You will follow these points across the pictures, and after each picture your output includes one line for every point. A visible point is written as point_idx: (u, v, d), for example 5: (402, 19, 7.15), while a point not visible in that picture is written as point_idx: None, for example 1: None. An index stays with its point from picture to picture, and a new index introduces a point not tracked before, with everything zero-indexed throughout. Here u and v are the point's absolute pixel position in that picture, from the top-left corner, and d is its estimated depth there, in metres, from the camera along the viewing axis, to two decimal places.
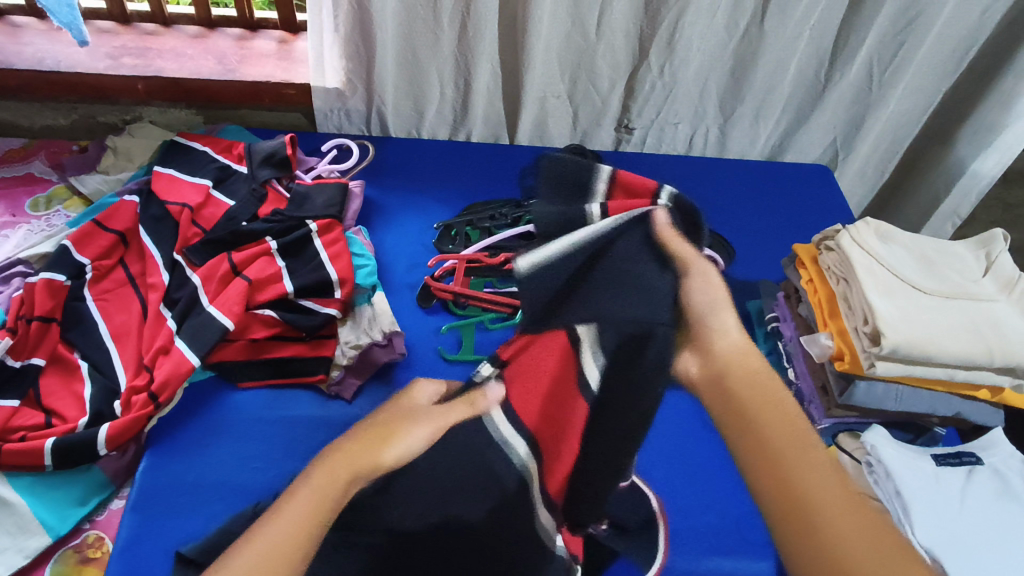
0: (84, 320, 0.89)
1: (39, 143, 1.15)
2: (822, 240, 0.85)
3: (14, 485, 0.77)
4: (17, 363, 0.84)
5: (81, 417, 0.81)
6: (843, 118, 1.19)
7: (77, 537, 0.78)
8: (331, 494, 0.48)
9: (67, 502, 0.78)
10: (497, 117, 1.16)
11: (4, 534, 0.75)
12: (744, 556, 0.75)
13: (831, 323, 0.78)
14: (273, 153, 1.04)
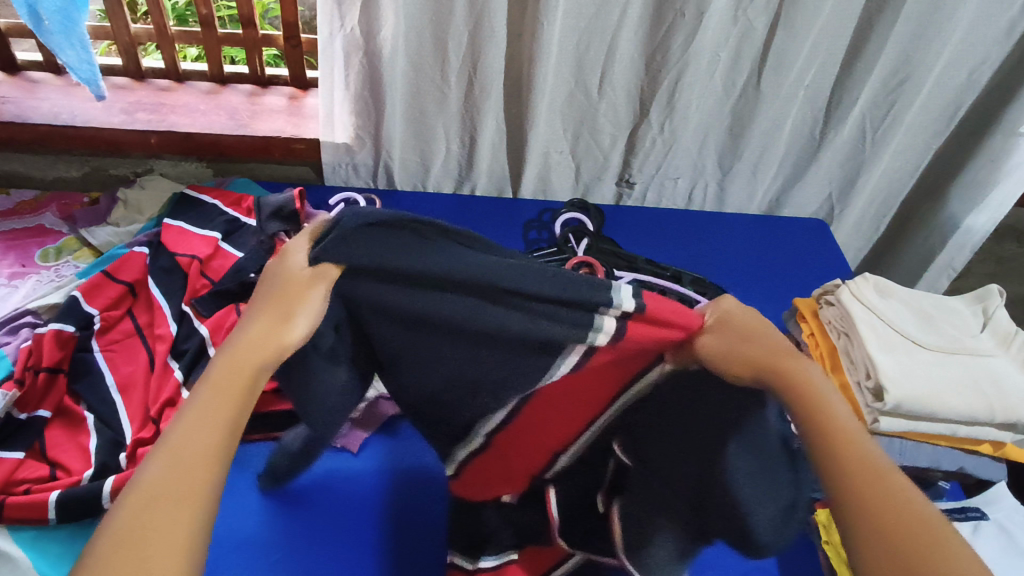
0: (90, 372, 0.89)
1: (50, 195, 1.17)
2: (822, 295, 0.86)
3: (18, 539, 0.77)
4: (23, 415, 0.84)
5: (86, 469, 0.81)
6: (838, 175, 1.23)
7: None
8: (220, 448, 0.44)
9: (70, 557, 0.76)
10: (501, 171, 1.19)
11: None
12: None
13: (833, 377, 0.79)
14: (283, 207, 1.05)
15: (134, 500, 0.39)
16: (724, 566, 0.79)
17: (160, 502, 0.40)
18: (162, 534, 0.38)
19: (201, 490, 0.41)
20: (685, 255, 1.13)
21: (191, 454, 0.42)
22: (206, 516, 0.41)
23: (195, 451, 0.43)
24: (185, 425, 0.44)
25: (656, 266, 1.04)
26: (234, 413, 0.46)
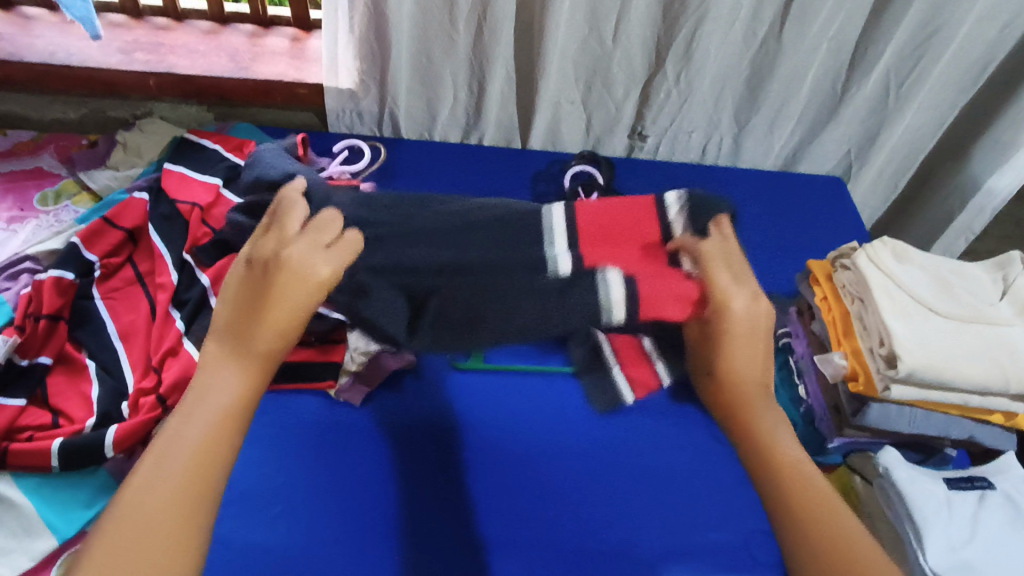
0: (91, 320, 0.89)
1: (48, 137, 1.14)
2: (838, 257, 0.84)
3: (22, 486, 0.77)
4: (24, 362, 0.83)
5: (88, 417, 0.81)
6: (858, 131, 1.19)
7: (83, 539, 0.76)
8: (195, 480, 0.50)
9: (74, 504, 0.77)
10: (510, 121, 1.16)
11: (10, 535, 0.74)
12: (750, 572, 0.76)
13: (845, 343, 0.77)
14: (285, 154, 1.02)
15: (111, 544, 0.47)
16: (726, 531, 0.79)
17: (138, 541, 0.47)
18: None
19: (175, 530, 0.48)
20: None
21: (168, 489, 0.49)
22: (180, 558, 0.48)
23: (168, 484, 0.49)
24: (156, 459, 0.50)
25: None
26: (227, 430, 0.53)
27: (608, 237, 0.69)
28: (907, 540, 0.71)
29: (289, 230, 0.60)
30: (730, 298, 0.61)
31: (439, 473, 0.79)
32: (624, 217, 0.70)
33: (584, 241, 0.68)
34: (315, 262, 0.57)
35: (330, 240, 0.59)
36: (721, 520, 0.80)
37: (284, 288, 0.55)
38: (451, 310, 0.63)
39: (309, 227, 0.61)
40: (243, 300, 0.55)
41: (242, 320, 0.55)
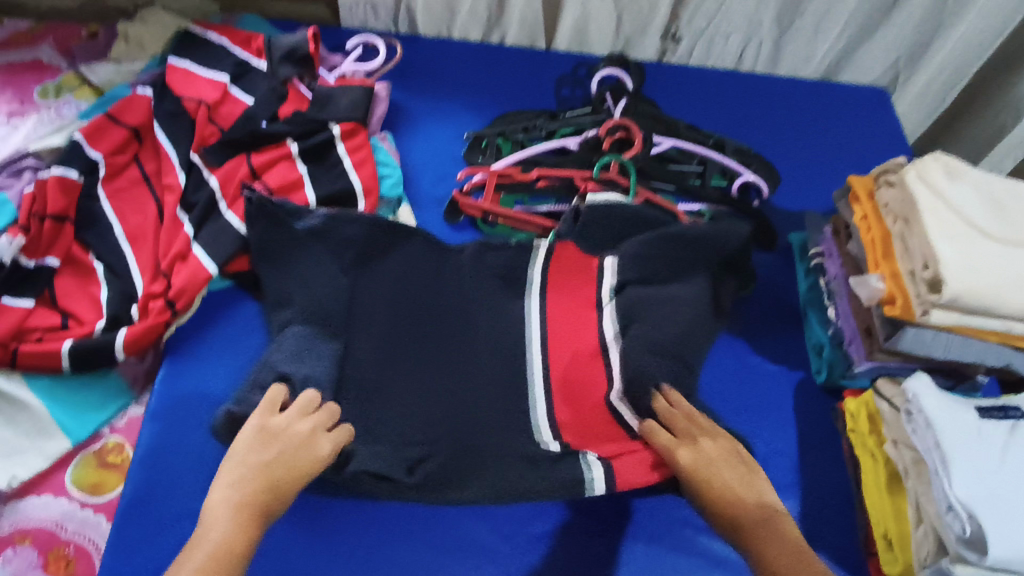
0: (99, 222, 0.85)
1: (47, 26, 1.07)
2: (882, 173, 0.78)
3: (33, 387, 0.76)
4: (31, 263, 0.80)
5: (98, 320, 0.79)
6: (911, 37, 1.10)
7: (97, 442, 0.77)
8: None
9: (86, 406, 0.77)
10: (535, 20, 1.08)
11: (22, 435, 0.74)
12: None
13: (883, 265, 0.73)
14: (295, 50, 0.96)
15: None
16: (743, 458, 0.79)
17: None
18: None
19: None
20: (730, 123, 1.04)
21: None
22: None
23: None
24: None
25: (698, 133, 0.96)
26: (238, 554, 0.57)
27: (568, 421, 0.77)
28: (931, 469, 0.68)
29: (288, 416, 0.68)
30: (692, 451, 0.69)
31: (454, 389, 0.77)
32: (574, 368, 0.79)
33: (553, 316, 0.81)
34: (310, 450, 0.66)
35: (322, 425, 0.69)
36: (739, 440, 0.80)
37: (283, 459, 0.64)
38: (441, 468, 0.72)
39: (306, 409, 0.69)
40: (249, 462, 0.63)
41: (242, 490, 0.61)
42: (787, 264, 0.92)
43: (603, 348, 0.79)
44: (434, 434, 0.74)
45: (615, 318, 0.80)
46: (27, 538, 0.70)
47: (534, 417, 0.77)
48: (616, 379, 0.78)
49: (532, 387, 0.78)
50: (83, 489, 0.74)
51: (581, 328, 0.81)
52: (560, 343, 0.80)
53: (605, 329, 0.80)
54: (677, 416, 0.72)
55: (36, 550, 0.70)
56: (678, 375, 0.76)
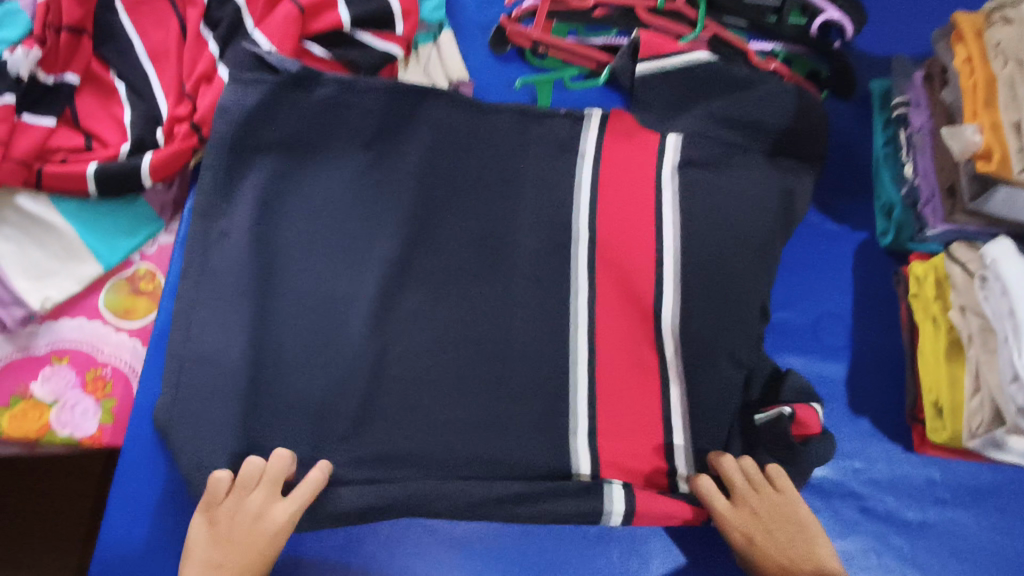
0: (116, 36, 0.78)
1: None
2: (996, 9, 0.68)
3: (61, 210, 0.73)
4: (49, 80, 0.75)
5: (123, 143, 0.75)
6: None
7: (128, 268, 0.74)
8: None
9: (116, 232, 0.74)
10: None
11: (54, 257, 0.72)
12: (817, 355, 0.76)
13: (982, 114, 0.65)
14: None
15: None
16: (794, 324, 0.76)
17: None
18: None
19: None
20: None
21: None
22: None
23: None
24: None
25: None
26: None
27: (604, 385, 0.69)
28: (1003, 337, 0.61)
29: (235, 491, 0.62)
30: (751, 530, 0.63)
31: (491, 237, 0.73)
32: (624, 327, 0.71)
33: (606, 200, 0.73)
34: (268, 528, 0.61)
35: (274, 491, 0.63)
36: (791, 299, 0.77)
37: (243, 547, 0.60)
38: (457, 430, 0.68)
39: (258, 477, 0.63)
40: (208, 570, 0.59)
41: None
42: (863, 115, 0.84)
43: (658, 313, 0.70)
44: (461, 310, 0.71)
45: (679, 285, 0.70)
46: (65, 358, 0.69)
47: (572, 378, 0.69)
48: (667, 359, 0.70)
49: (575, 331, 0.70)
50: (117, 314, 0.72)
51: (638, 274, 0.71)
52: (609, 249, 0.72)
53: (666, 279, 0.71)
54: (738, 484, 0.65)
55: (74, 370, 0.69)
56: (740, 251, 0.71)
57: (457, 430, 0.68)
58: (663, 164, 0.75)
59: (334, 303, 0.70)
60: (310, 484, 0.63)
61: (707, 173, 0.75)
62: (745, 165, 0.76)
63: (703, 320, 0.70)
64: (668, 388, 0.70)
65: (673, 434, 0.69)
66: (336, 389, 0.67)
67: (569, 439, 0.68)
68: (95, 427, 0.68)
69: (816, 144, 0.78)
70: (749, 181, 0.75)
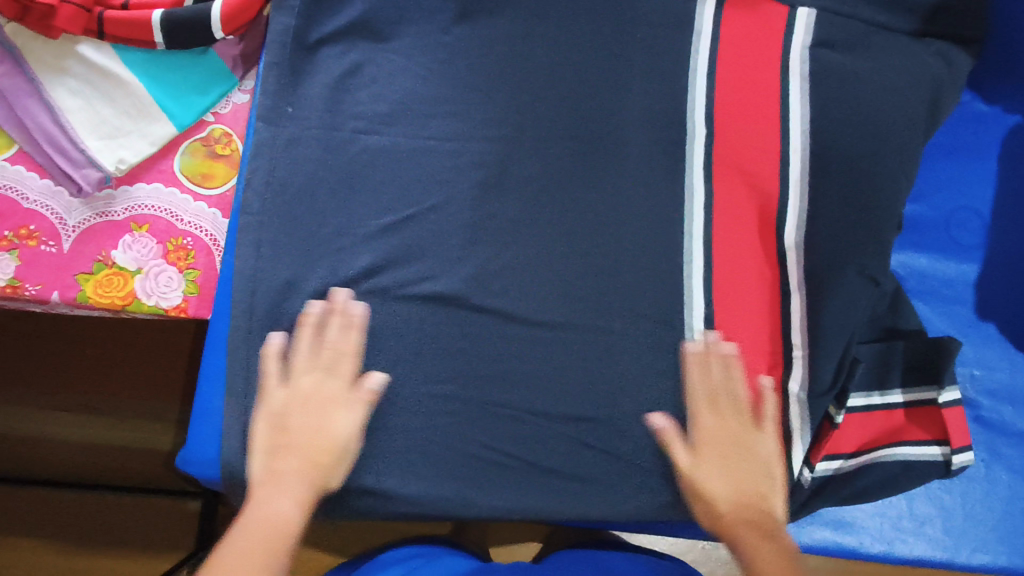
0: None
1: None
2: None
3: (128, 63, 0.67)
4: None
5: None
6: None
7: (201, 130, 0.69)
8: (280, 538, 0.55)
9: (187, 89, 0.68)
10: None
11: (124, 116, 0.66)
12: (949, 254, 0.69)
13: None
14: None
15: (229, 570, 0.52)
16: (926, 221, 0.69)
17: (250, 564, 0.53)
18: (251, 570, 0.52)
19: (265, 560, 0.53)
20: None
21: (267, 533, 0.55)
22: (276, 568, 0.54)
23: (242, 548, 0.54)
24: (243, 536, 0.54)
25: None
26: (317, 487, 0.59)
27: (720, 300, 0.64)
28: None
29: (297, 367, 0.61)
30: (716, 416, 0.62)
31: (589, 116, 0.67)
32: (743, 235, 0.66)
33: (726, 108, 0.66)
34: (348, 410, 0.61)
35: (335, 333, 0.62)
36: (924, 191, 0.70)
37: (316, 421, 0.60)
38: (550, 320, 0.64)
39: (320, 349, 0.61)
40: (269, 413, 0.60)
41: (298, 456, 0.59)
42: None
43: (781, 221, 0.65)
44: (553, 195, 0.66)
45: (806, 193, 0.65)
46: (145, 226, 0.66)
47: (685, 293, 0.64)
48: (789, 273, 0.65)
49: (689, 241, 0.65)
50: (195, 180, 0.67)
51: (760, 177, 0.66)
52: (729, 150, 0.66)
53: (791, 183, 0.65)
54: (721, 380, 0.63)
55: (155, 239, 0.65)
56: (870, 146, 0.65)
57: (546, 322, 0.64)
58: (791, 50, 0.67)
59: (426, 182, 0.65)
60: (359, 321, 0.62)
61: (843, 58, 0.67)
62: (887, 46, 0.67)
63: (827, 223, 0.65)
64: (787, 296, 0.65)
65: (792, 380, 0.65)
66: (428, 270, 0.64)
67: (685, 358, 0.64)
68: (180, 298, 0.65)
69: (977, 23, 0.68)
70: (889, 64, 0.67)
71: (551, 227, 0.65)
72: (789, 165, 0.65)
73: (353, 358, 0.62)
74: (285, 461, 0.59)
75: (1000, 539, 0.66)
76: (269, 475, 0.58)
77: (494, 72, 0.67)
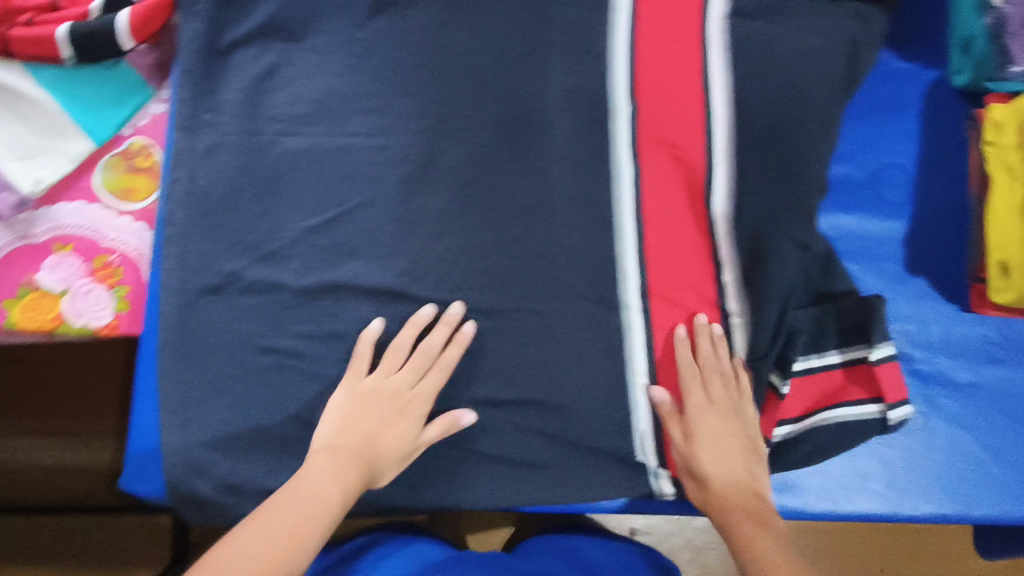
0: None
1: None
2: None
3: (37, 80, 0.65)
4: None
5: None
6: None
7: (120, 144, 0.68)
8: (305, 528, 0.54)
9: (102, 103, 0.66)
10: None
11: (37, 135, 0.65)
12: (877, 213, 0.70)
13: None
14: None
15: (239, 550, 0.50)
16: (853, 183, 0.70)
17: (265, 547, 0.51)
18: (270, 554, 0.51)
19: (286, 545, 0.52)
20: None
21: (295, 521, 0.54)
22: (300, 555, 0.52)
23: (265, 530, 0.52)
24: (262, 520, 0.53)
25: None
26: (359, 480, 0.58)
27: (655, 276, 0.65)
28: None
29: (380, 372, 0.62)
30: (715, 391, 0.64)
31: (511, 101, 0.67)
32: (673, 209, 0.66)
33: (647, 82, 0.66)
34: (414, 422, 0.62)
35: (407, 343, 0.62)
36: (849, 151, 0.70)
37: (392, 420, 0.61)
38: (487, 309, 0.64)
39: (415, 356, 0.62)
40: (361, 419, 0.60)
41: (347, 455, 0.59)
42: None
43: (710, 191, 0.65)
44: (478, 183, 0.65)
45: (732, 162, 0.65)
46: (69, 246, 0.65)
47: (619, 272, 0.65)
48: (719, 243, 0.66)
49: (619, 219, 0.65)
50: (118, 195, 0.66)
51: (686, 150, 0.66)
52: (653, 125, 0.66)
53: (717, 154, 0.65)
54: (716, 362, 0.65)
55: (80, 258, 0.64)
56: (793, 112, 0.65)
57: (482, 310, 0.64)
58: (709, 19, 0.66)
59: (353, 180, 0.65)
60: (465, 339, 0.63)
61: (763, 25, 0.66)
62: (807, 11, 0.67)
63: (753, 193, 0.64)
64: (720, 266, 0.66)
65: (735, 345, 0.66)
66: (361, 269, 0.63)
67: (622, 333, 0.64)
68: (111, 316, 0.64)
69: None
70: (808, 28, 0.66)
71: (479, 215, 0.65)
72: (715, 135, 0.65)
73: (430, 367, 0.63)
74: (327, 457, 0.58)
75: (941, 488, 0.67)
76: (315, 464, 0.58)
77: (417, 63, 0.67)
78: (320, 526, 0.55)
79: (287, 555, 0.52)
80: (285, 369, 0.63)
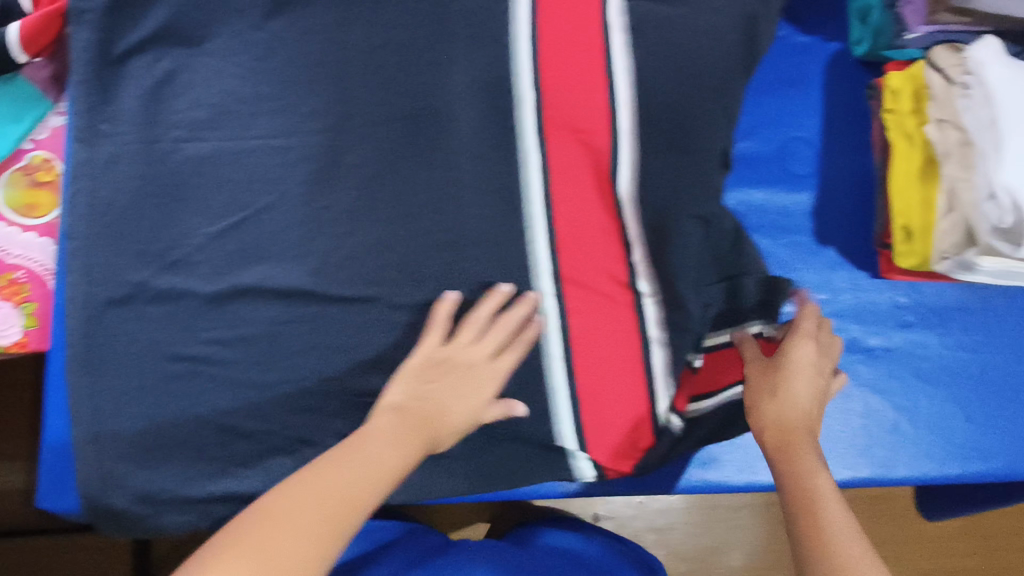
0: None
1: None
2: None
3: None
4: None
5: None
6: None
7: (19, 160, 0.67)
8: (342, 508, 0.56)
9: None
10: None
11: None
12: (785, 185, 0.75)
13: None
14: None
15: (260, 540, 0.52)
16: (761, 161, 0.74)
17: (289, 532, 0.53)
18: (291, 539, 0.53)
19: (315, 527, 0.54)
20: None
21: (333, 500, 0.56)
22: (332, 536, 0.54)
23: (302, 512, 0.54)
24: (282, 503, 0.55)
25: None
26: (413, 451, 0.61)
27: (567, 262, 0.65)
28: (980, 153, 0.64)
29: (459, 339, 0.64)
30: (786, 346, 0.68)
31: (411, 94, 0.65)
32: (581, 193, 0.65)
33: (548, 63, 0.64)
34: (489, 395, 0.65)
35: (474, 322, 0.64)
36: (759, 130, 0.75)
37: (465, 390, 0.64)
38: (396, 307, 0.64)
39: (495, 330, 0.64)
40: (426, 384, 0.63)
41: (417, 424, 0.62)
42: None
43: (617, 173, 0.65)
44: (385, 181, 0.64)
45: (637, 143, 0.64)
46: None
47: (530, 260, 0.65)
48: (627, 225, 0.66)
49: (527, 207, 0.65)
50: (21, 213, 0.66)
51: (591, 131, 0.65)
52: (557, 107, 0.65)
53: (622, 135, 0.64)
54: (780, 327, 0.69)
55: None
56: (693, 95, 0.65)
57: (393, 306, 0.64)
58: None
59: (257, 184, 0.64)
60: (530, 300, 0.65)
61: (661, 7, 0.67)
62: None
63: (657, 176, 0.65)
64: (631, 247, 0.66)
65: (649, 327, 0.67)
66: (271, 273, 0.63)
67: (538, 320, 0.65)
68: (19, 333, 0.65)
69: None
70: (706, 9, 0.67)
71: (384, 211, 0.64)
72: (618, 117, 0.64)
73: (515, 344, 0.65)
74: (395, 429, 0.61)
75: (862, 452, 0.72)
76: (383, 434, 0.60)
77: (318, 60, 0.65)
78: (375, 490, 0.58)
79: (322, 536, 0.54)
80: (198, 376, 0.63)
